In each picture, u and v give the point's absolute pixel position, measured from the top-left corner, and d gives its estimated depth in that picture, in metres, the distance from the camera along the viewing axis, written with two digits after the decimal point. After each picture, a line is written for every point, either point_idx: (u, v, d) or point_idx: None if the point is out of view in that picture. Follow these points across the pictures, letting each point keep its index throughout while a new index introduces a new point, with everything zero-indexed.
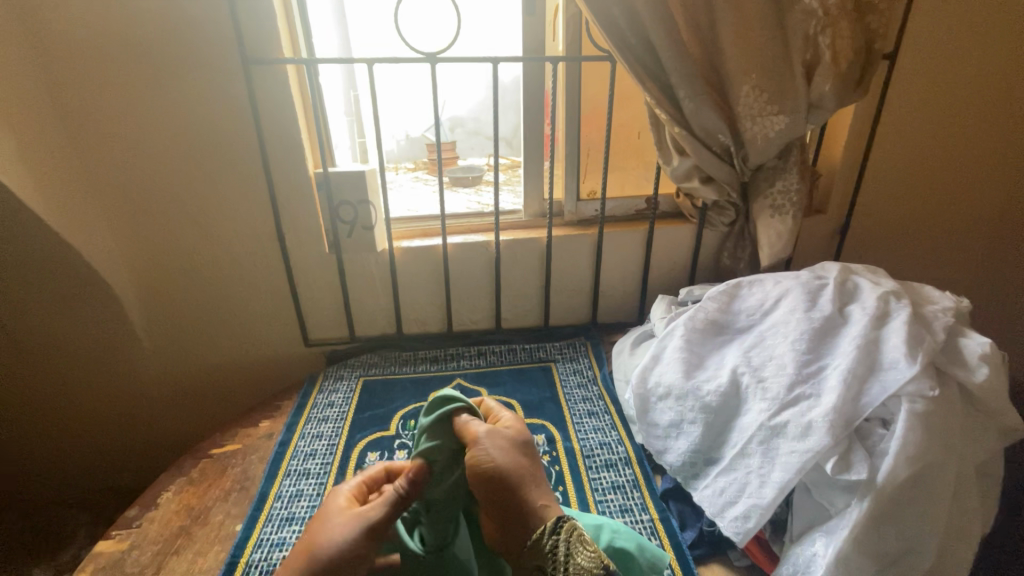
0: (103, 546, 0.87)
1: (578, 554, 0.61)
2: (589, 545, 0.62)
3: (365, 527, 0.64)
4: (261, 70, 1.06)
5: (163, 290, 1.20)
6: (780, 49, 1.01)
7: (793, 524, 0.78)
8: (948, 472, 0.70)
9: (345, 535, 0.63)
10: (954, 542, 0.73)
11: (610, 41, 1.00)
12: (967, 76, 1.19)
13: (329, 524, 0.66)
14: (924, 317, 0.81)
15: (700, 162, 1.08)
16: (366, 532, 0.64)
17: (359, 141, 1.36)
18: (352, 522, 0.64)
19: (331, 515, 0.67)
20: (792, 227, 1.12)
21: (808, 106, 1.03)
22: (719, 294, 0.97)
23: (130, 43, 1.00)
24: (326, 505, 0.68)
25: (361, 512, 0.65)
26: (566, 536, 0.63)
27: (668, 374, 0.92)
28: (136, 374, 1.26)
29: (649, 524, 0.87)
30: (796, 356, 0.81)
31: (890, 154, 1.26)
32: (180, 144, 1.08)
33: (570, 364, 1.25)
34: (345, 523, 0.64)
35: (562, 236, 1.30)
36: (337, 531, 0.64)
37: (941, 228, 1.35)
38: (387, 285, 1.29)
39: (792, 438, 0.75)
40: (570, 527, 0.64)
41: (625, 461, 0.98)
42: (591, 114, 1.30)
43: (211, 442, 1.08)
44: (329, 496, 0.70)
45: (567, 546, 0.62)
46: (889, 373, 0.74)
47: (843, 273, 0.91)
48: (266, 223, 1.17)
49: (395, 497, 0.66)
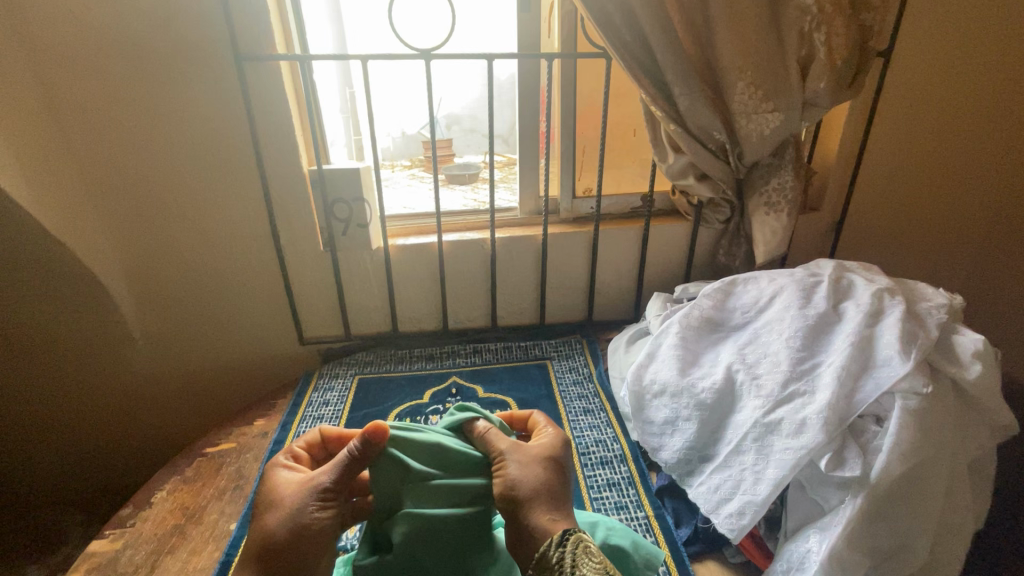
0: (97, 546, 0.87)
1: (584, 565, 0.53)
2: (596, 556, 0.53)
3: (315, 492, 0.61)
4: (254, 67, 1.05)
5: (156, 289, 1.18)
6: (775, 46, 1.00)
7: (788, 520, 0.78)
8: (941, 469, 0.71)
9: (298, 505, 0.61)
10: (947, 538, 0.73)
11: (605, 38, 1.00)
12: (963, 74, 1.19)
13: (280, 497, 0.62)
14: (918, 313, 0.81)
15: (696, 160, 1.08)
16: (319, 496, 0.61)
17: (355, 138, 1.36)
18: (303, 491, 0.61)
19: (276, 490, 0.64)
20: (787, 225, 1.12)
21: (803, 103, 1.03)
22: (714, 291, 0.98)
23: (122, 41, 1.00)
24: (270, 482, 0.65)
25: (311, 478, 0.63)
26: (572, 548, 0.55)
27: (663, 371, 0.93)
28: (129, 373, 1.25)
29: (644, 522, 0.87)
30: (790, 353, 0.82)
31: (886, 151, 1.26)
32: (174, 142, 1.07)
33: (565, 362, 1.25)
34: (298, 492, 0.62)
35: (557, 234, 1.30)
36: (290, 502, 0.61)
37: (934, 225, 1.35)
38: (382, 284, 1.29)
39: (787, 435, 0.75)
40: (575, 540, 0.56)
41: (620, 459, 0.99)
42: (587, 111, 1.29)
43: (206, 441, 1.08)
44: (270, 472, 0.67)
45: (572, 558, 0.54)
46: (882, 370, 0.74)
47: (838, 270, 0.91)
48: (261, 221, 1.17)
49: (346, 459, 0.63)
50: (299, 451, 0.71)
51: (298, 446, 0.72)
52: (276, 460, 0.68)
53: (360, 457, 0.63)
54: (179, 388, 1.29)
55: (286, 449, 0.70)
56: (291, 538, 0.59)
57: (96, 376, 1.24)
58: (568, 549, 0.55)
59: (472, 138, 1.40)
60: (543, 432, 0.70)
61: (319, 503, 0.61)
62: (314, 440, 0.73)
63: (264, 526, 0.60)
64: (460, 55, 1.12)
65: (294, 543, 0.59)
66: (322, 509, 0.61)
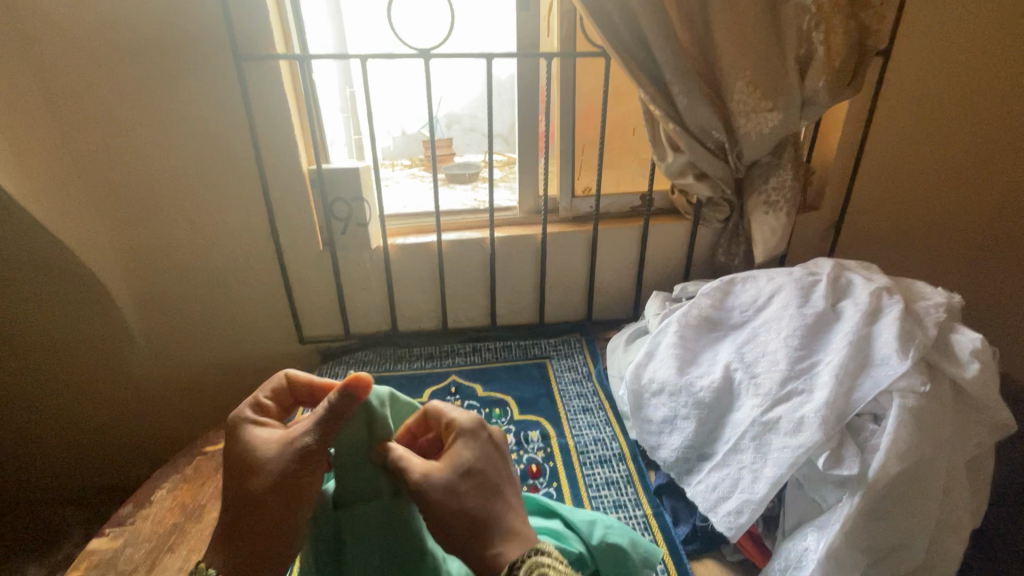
0: (97, 544, 0.87)
1: None
2: None
3: (291, 453, 0.55)
4: (254, 66, 1.06)
5: (156, 288, 1.19)
6: (774, 45, 1.01)
7: (786, 520, 0.78)
8: (938, 467, 0.71)
9: (276, 467, 0.55)
10: (945, 536, 0.73)
11: (604, 37, 1.00)
12: (962, 72, 1.19)
13: (261, 459, 0.56)
14: (916, 312, 0.81)
15: (695, 159, 1.08)
16: (294, 457, 0.55)
17: (355, 138, 1.37)
18: (279, 452, 0.56)
19: (252, 449, 0.57)
20: (786, 223, 1.11)
21: (802, 102, 1.03)
22: (713, 290, 0.98)
23: (122, 40, 1.00)
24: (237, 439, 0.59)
25: (290, 436, 0.56)
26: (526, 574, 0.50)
27: (662, 370, 0.93)
28: (130, 373, 1.26)
29: (642, 520, 0.87)
30: (788, 352, 0.82)
31: (885, 150, 1.26)
32: (174, 142, 1.08)
33: (565, 360, 1.25)
34: (278, 451, 0.56)
35: (557, 233, 1.30)
36: (267, 464, 0.56)
37: (933, 224, 1.35)
38: (382, 283, 1.29)
39: (785, 433, 0.75)
40: (529, 567, 0.50)
41: (619, 457, 0.99)
42: (587, 110, 1.29)
43: (206, 439, 1.08)
44: (239, 429, 0.60)
45: None
46: (880, 369, 0.74)
47: (836, 269, 0.91)
48: (260, 220, 1.17)
49: (324, 412, 0.55)
50: (267, 402, 0.64)
51: (265, 396, 0.64)
52: (240, 414, 0.61)
53: (343, 409, 0.55)
54: (179, 387, 1.30)
55: (250, 401, 0.62)
56: (279, 496, 0.55)
57: (97, 375, 1.24)
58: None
59: (472, 137, 1.39)
60: (455, 450, 0.56)
61: (294, 464, 0.55)
62: (280, 389, 0.65)
63: (252, 486, 0.55)
64: (460, 55, 1.12)
65: (283, 500, 0.55)
66: (310, 466, 0.55)
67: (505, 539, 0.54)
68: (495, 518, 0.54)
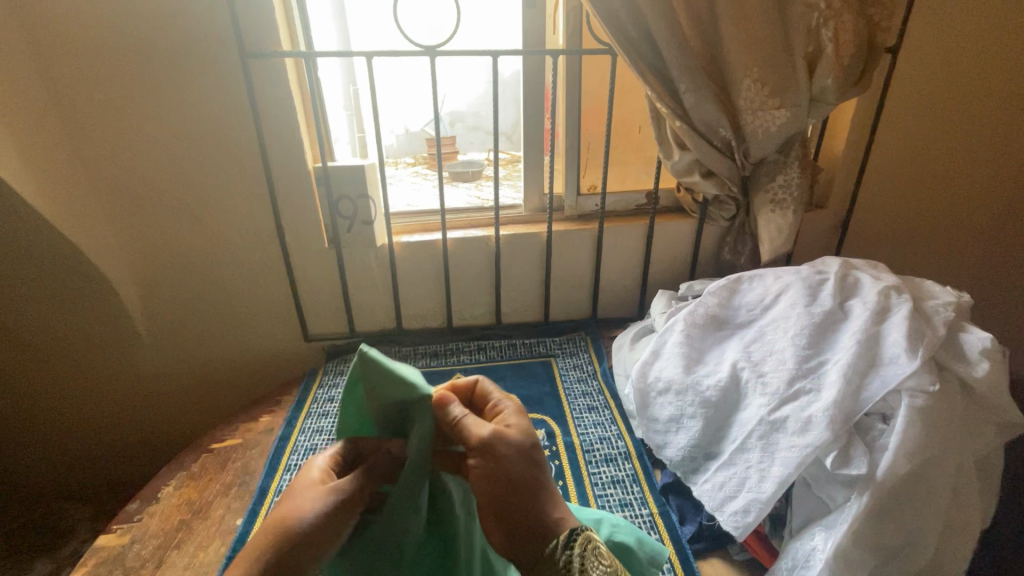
0: (104, 540, 0.87)
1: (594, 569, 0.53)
2: (605, 560, 0.55)
3: (343, 499, 0.57)
4: (259, 65, 1.05)
5: (161, 286, 1.19)
6: (781, 43, 1.00)
7: (793, 519, 0.78)
8: (947, 467, 0.70)
9: (323, 508, 0.56)
10: (953, 537, 0.73)
11: (611, 35, 1.00)
12: (972, 69, 1.18)
13: (308, 494, 0.57)
14: (925, 312, 0.80)
15: (701, 157, 1.07)
16: (343, 503, 0.57)
17: (358, 135, 1.36)
18: (330, 493, 0.57)
19: (306, 484, 0.59)
20: (793, 222, 1.11)
21: (809, 100, 1.02)
22: (719, 289, 0.97)
23: (128, 37, 1.00)
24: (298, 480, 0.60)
25: (342, 480, 0.59)
26: (581, 550, 0.54)
27: (668, 369, 0.92)
28: (136, 370, 1.26)
29: (649, 519, 0.87)
30: (796, 351, 0.81)
31: (893, 148, 1.25)
32: (180, 139, 1.08)
33: (570, 359, 1.25)
34: (323, 494, 0.57)
35: (562, 231, 1.30)
36: (312, 503, 0.56)
37: (941, 223, 1.35)
38: (387, 282, 1.29)
39: (793, 433, 0.75)
40: (584, 540, 0.55)
41: (625, 456, 0.98)
42: (592, 107, 1.29)
43: (212, 437, 1.08)
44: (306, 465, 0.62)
45: (582, 561, 0.53)
46: (889, 368, 0.74)
47: (844, 268, 0.91)
48: (266, 218, 1.17)
49: (378, 460, 0.61)
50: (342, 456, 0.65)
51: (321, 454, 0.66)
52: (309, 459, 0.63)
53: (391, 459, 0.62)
54: (184, 385, 1.30)
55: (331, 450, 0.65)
56: (306, 532, 0.55)
57: (103, 373, 1.24)
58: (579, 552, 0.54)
59: (475, 134, 1.43)
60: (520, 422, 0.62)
61: (342, 511, 0.57)
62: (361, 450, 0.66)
63: (285, 520, 0.55)
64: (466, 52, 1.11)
65: (310, 539, 0.55)
66: (343, 514, 0.57)
67: (562, 508, 0.58)
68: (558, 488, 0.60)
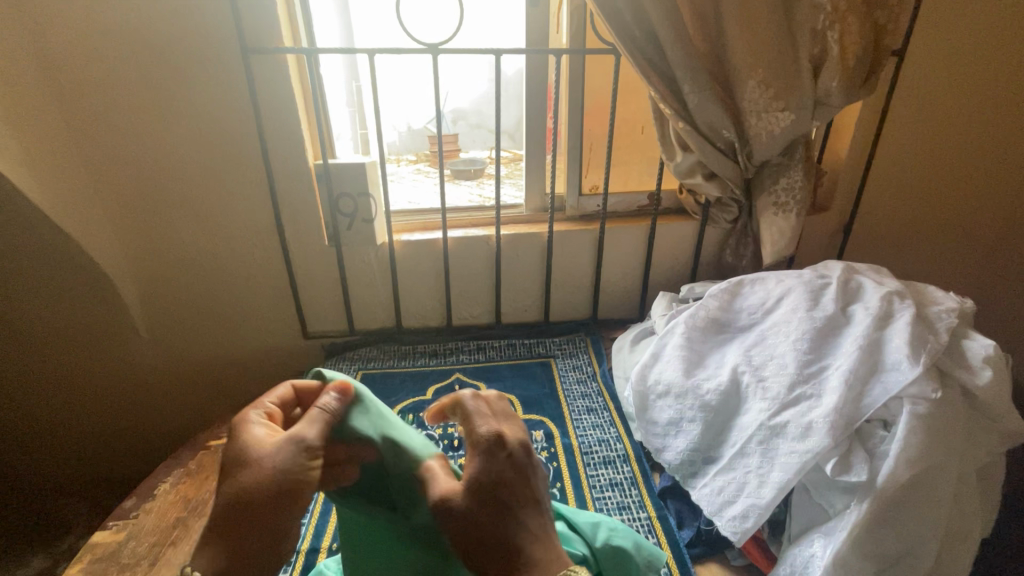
0: (100, 537, 0.87)
1: None
2: None
3: (299, 448, 0.57)
4: (261, 60, 1.05)
5: (160, 281, 1.19)
6: (788, 45, 0.99)
7: (792, 525, 0.78)
8: (948, 475, 0.70)
9: (278, 460, 0.55)
10: (954, 546, 0.72)
11: (615, 35, 0.99)
12: (977, 73, 1.18)
13: (259, 457, 0.56)
14: (927, 318, 0.80)
15: (704, 158, 1.07)
16: (300, 451, 0.57)
17: (361, 132, 1.39)
18: (282, 444, 0.56)
19: (253, 447, 0.57)
20: (796, 225, 1.10)
21: (815, 103, 1.01)
22: (721, 291, 0.96)
23: (130, 33, 0.99)
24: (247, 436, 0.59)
25: (293, 432, 0.58)
26: None
27: (667, 372, 0.92)
28: (134, 366, 1.26)
29: (647, 522, 0.87)
30: (798, 356, 0.81)
31: (897, 152, 1.24)
32: (180, 135, 1.07)
33: (569, 360, 1.24)
34: (277, 448, 0.56)
35: (564, 231, 1.29)
36: (268, 455, 0.56)
37: (945, 227, 1.34)
38: (387, 280, 1.28)
39: (792, 439, 0.75)
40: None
41: (623, 458, 0.98)
42: (595, 107, 1.28)
43: (209, 434, 1.08)
44: (241, 426, 0.60)
45: None
46: (891, 374, 0.73)
47: (846, 272, 0.90)
48: (266, 215, 1.16)
49: (324, 412, 0.61)
50: (272, 409, 0.65)
51: (272, 403, 0.65)
52: (248, 415, 0.62)
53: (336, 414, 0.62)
54: (182, 380, 1.30)
55: (261, 405, 0.64)
56: (275, 492, 0.54)
57: (102, 368, 1.24)
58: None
59: (478, 133, 1.44)
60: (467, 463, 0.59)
61: (301, 458, 0.56)
62: (287, 397, 0.67)
63: (245, 485, 0.54)
64: (469, 50, 1.11)
65: (279, 495, 0.54)
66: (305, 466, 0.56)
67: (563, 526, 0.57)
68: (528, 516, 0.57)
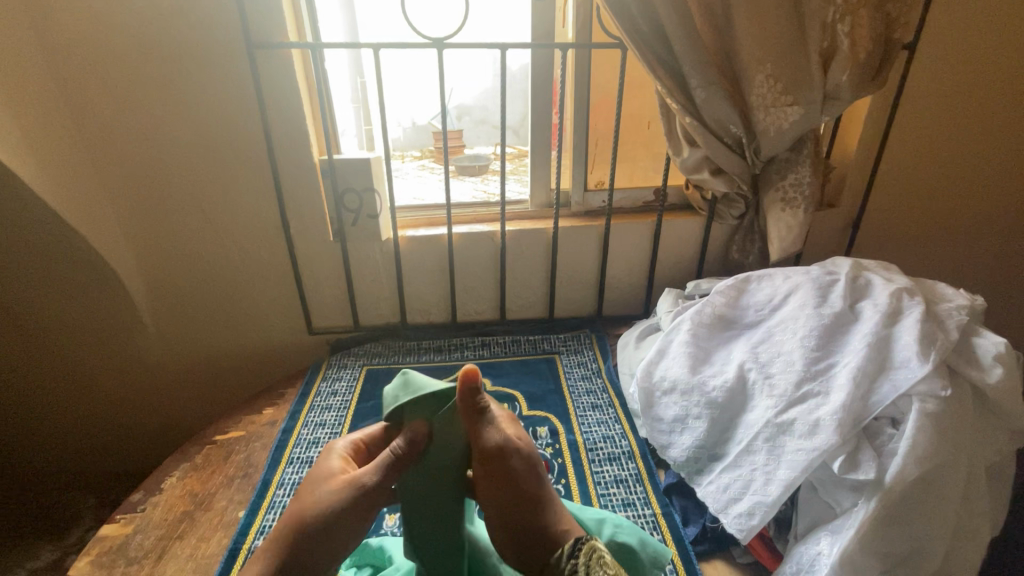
0: (108, 530, 0.88)
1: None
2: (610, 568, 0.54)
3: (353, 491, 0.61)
4: (266, 54, 1.04)
5: (166, 276, 1.19)
6: (797, 39, 0.98)
7: (799, 523, 0.77)
8: (957, 473, 0.69)
9: (332, 499, 0.61)
10: (963, 544, 0.71)
11: (622, 29, 0.98)
12: (988, 68, 1.16)
13: (320, 489, 0.63)
14: (937, 315, 0.79)
15: (711, 154, 1.06)
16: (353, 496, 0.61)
17: (366, 128, 1.38)
18: (340, 486, 0.62)
19: (322, 480, 0.64)
20: (803, 221, 1.09)
21: (824, 97, 1.00)
22: (728, 288, 0.96)
23: (135, 27, 0.99)
24: (323, 466, 0.67)
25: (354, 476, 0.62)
26: (585, 559, 0.56)
27: (673, 368, 0.91)
28: (140, 360, 1.26)
29: (652, 519, 0.86)
30: (805, 353, 0.80)
31: (906, 147, 1.23)
32: (186, 130, 1.07)
33: (574, 356, 1.24)
34: (338, 490, 0.61)
35: (569, 227, 1.28)
36: (327, 492, 0.62)
37: (954, 224, 1.32)
38: (392, 276, 1.28)
39: (799, 436, 0.74)
40: (588, 549, 0.57)
41: (628, 455, 0.98)
42: (601, 102, 1.27)
43: (215, 428, 1.08)
44: (324, 456, 0.68)
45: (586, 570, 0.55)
46: (900, 372, 0.72)
47: (855, 269, 0.89)
48: (271, 210, 1.16)
49: (391, 458, 0.62)
50: (359, 442, 0.70)
51: (361, 438, 0.70)
52: (333, 446, 0.69)
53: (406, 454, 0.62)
54: (188, 375, 1.30)
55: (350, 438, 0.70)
56: (321, 525, 0.60)
57: (108, 363, 1.25)
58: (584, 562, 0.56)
59: (481, 129, 1.42)
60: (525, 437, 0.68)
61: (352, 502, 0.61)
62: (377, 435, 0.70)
63: (304, 514, 0.61)
64: (474, 43, 1.10)
65: (330, 529, 0.60)
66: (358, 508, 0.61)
67: None
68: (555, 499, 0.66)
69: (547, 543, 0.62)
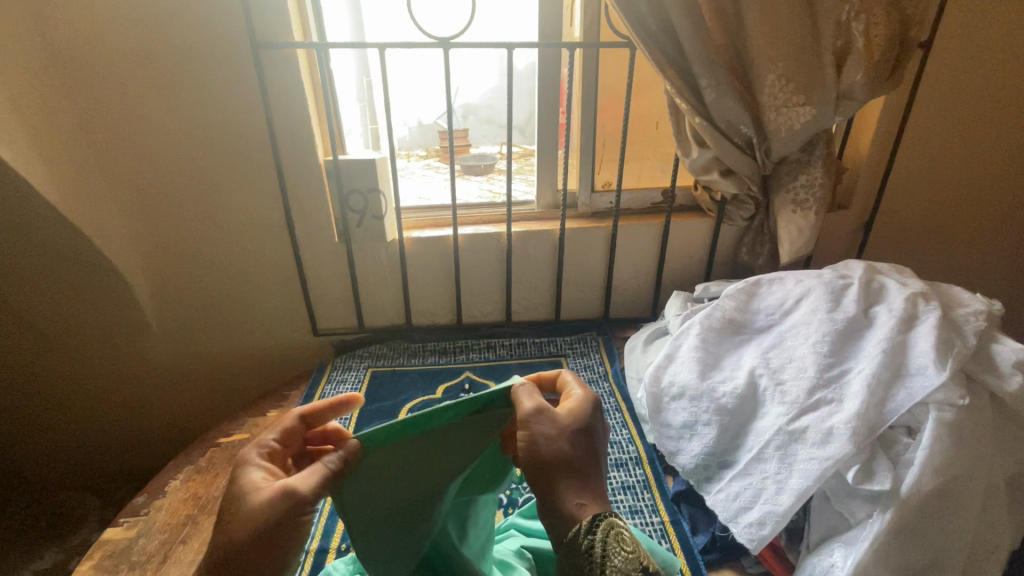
0: (111, 534, 0.87)
1: (615, 556, 0.51)
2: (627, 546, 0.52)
3: (289, 502, 0.53)
4: (271, 55, 1.04)
5: (170, 278, 1.18)
6: (810, 37, 0.96)
7: (811, 533, 0.75)
8: (976, 485, 0.68)
9: (266, 510, 0.52)
10: (982, 557, 0.70)
11: (631, 29, 0.97)
12: (1005, 67, 1.14)
13: (250, 501, 0.53)
14: (955, 320, 0.77)
15: (721, 155, 1.04)
16: (290, 506, 0.53)
17: (371, 128, 1.36)
18: (273, 493, 0.53)
19: (249, 491, 0.55)
20: (815, 223, 1.07)
21: (838, 97, 0.98)
22: (738, 291, 0.94)
23: (139, 27, 0.98)
24: (240, 478, 0.56)
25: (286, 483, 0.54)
26: (603, 536, 0.52)
27: (682, 373, 0.89)
28: (144, 361, 1.26)
29: (660, 527, 0.85)
30: (817, 359, 0.78)
31: (921, 147, 1.21)
32: (189, 131, 1.06)
33: (580, 359, 1.22)
34: (271, 497, 0.53)
35: (576, 228, 1.27)
36: (256, 502, 0.53)
37: (969, 225, 1.30)
38: (397, 277, 1.27)
39: (812, 444, 0.72)
40: (607, 526, 0.53)
41: (636, 461, 0.96)
42: (608, 102, 1.26)
43: (219, 431, 1.08)
44: (241, 468, 0.57)
45: (603, 547, 0.52)
46: (916, 380, 0.70)
47: (869, 272, 0.87)
48: (276, 211, 1.16)
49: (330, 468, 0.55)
50: (274, 444, 0.62)
51: (274, 439, 0.62)
52: (245, 454, 0.59)
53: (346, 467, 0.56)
54: (192, 376, 1.30)
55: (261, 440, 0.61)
56: (255, 539, 0.52)
57: (114, 363, 1.25)
58: (599, 539, 0.52)
59: (488, 127, 1.48)
60: (570, 410, 0.60)
61: (290, 513, 0.53)
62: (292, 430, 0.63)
63: (235, 524, 0.52)
64: (480, 44, 1.08)
65: (265, 543, 0.52)
66: (297, 521, 0.53)
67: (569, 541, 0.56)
68: (584, 471, 0.57)
69: (563, 521, 0.55)
